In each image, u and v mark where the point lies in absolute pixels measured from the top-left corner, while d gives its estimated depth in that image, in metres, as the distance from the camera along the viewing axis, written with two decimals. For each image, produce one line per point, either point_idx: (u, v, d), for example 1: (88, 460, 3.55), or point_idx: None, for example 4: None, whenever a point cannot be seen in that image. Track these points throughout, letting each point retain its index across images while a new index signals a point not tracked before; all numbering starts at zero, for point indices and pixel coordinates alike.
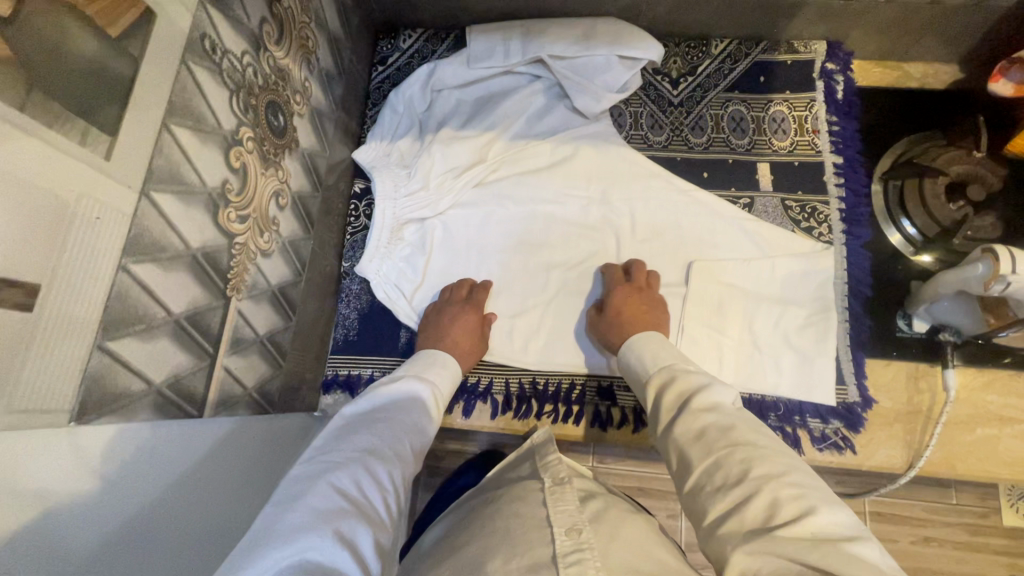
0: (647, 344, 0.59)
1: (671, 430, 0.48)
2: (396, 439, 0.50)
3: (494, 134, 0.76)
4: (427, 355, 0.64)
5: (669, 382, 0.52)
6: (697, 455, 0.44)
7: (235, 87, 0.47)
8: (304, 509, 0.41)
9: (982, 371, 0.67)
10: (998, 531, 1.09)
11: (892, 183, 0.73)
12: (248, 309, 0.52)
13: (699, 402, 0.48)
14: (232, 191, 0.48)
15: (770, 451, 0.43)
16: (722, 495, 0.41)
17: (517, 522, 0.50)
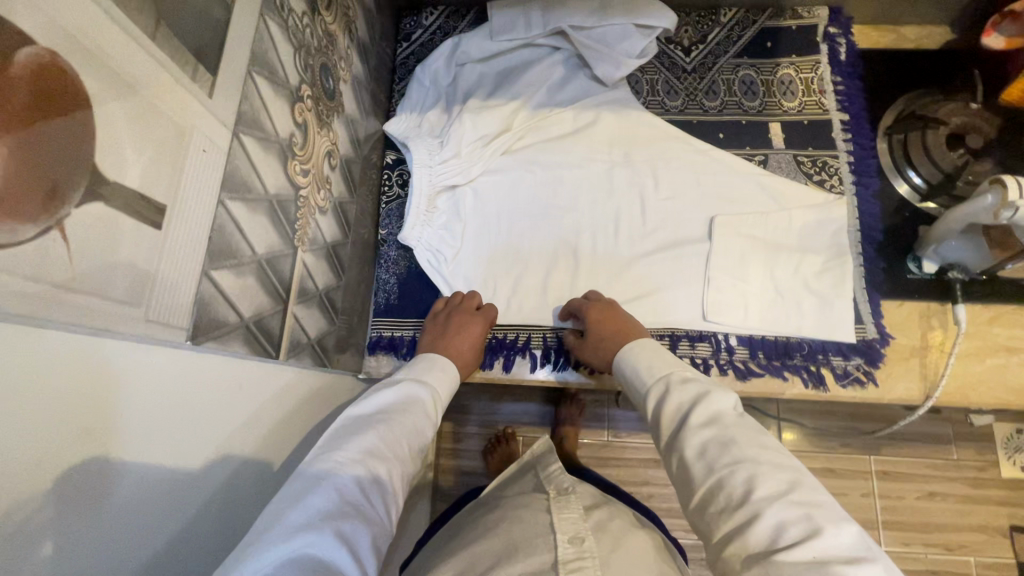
0: (639, 352, 0.57)
1: (675, 441, 0.47)
2: (399, 440, 0.49)
3: (519, 103, 0.79)
4: (428, 357, 0.62)
5: (668, 394, 0.51)
6: (699, 475, 0.44)
7: (297, 45, 0.49)
8: (306, 506, 0.40)
9: (986, 307, 0.72)
10: (996, 483, 1.17)
11: (896, 137, 0.78)
12: (310, 261, 0.54)
13: (696, 419, 0.46)
14: (297, 144, 0.50)
15: (772, 465, 0.42)
16: (726, 516, 0.41)
17: (528, 532, 0.57)
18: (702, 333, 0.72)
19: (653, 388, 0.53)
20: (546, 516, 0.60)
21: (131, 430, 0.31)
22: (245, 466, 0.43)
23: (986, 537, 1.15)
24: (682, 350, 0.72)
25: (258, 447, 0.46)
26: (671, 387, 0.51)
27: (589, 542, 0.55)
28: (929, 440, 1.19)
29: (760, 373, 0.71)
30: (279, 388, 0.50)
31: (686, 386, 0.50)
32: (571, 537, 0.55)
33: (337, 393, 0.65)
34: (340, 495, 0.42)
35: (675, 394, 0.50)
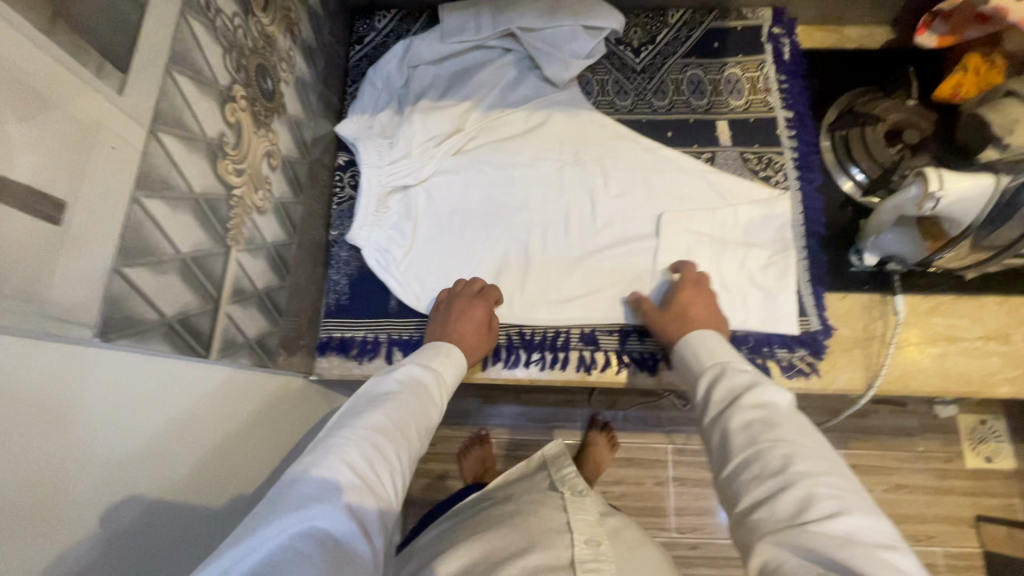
0: (708, 341, 0.61)
1: (719, 419, 0.52)
2: (404, 422, 0.53)
3: (470, 104, 0.80)
4: (435, 346, 0.65)
5: (720, 377, 0.55)
6: (740, 446, 0.48)
7: (228, 46, 0.49)
8: (315, 479, 0.44)
9: (926, 298, 0.74)
10: (960, 474, 1.19)
11: (837, 135, 0.80)
12: (246, 261, 0.55)
13: (747, 399, 0.51)
14: (229, 144, 0.50)
15: (809, 450, 0.46)
16: (758, 484, 0.45)
17: (542, 528, 0.60)
18: (650, 328, 0.74)
19: (706, 370, 0.57)
20: (560, 514, 0.63)
21: (47, 425, 0.32)
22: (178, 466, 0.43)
23: (954, 527, 1.17)
24: (631, 346, 0.73)
25: (192, 447, 0.46)
26: (728, 372, 0.55)
27: (603, 546, 0.58)
28: (894, 433, 1.22)
29: None
30: (217, 388, 0.50)
31: (738, 373, 0.55)
32: (587, 539, 0.58)
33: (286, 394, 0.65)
34: (347, 470, 0.46)
35: (727, 384, 0.54)
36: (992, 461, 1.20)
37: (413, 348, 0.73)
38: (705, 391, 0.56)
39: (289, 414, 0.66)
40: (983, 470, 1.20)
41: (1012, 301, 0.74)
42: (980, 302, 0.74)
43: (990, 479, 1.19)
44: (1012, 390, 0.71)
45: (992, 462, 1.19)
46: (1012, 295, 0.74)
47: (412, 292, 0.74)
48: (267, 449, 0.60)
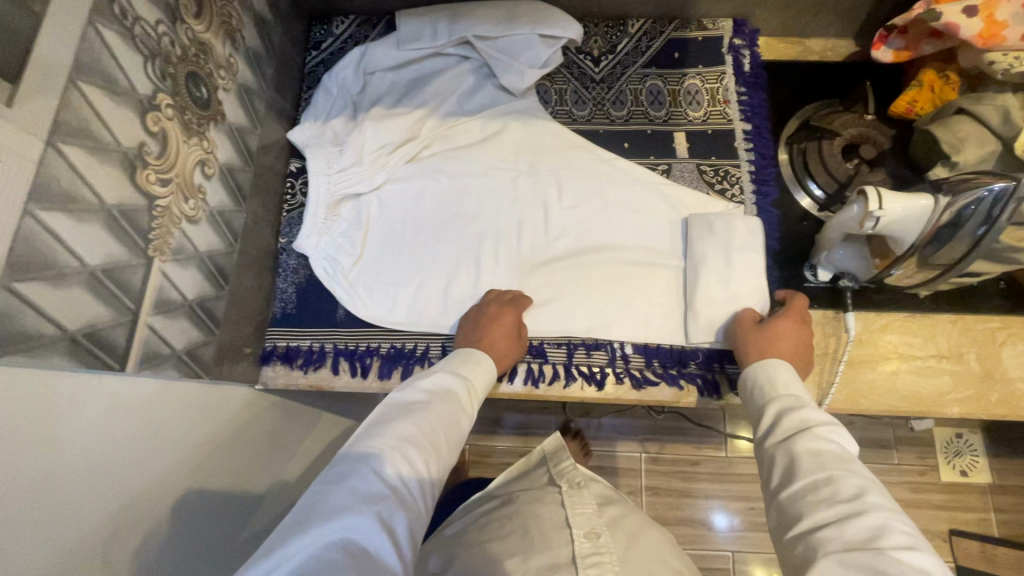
0: (779, 370, 0.59)
1: (784, 443, 0.51)
2: (432, 432, 0.54)
3: (425, 112, 0.79)
4: (465, 352, 0.65)
5: (789, 408, 0.54)
6: (811, 469, 0.48)
7: (149, 54, 0.49)
8: (346, 489, 0.46)
9: (880, 315, 0.74)
10: (937, 487, 1.20)
11: (796, 149, 0.80)
12: (173, 272, 0.54)
13: (822, 429, 0.51)
14: (151, 153, 0.50)
15: (880, 488, 0.46)
16: (827, 509, 0.45)
17: (545, 528, 0.61)
18: (598, 341, 0.73)
19: (772, 402, 0.56)
20: (561, 511, 0.64)
21: None
22: (102, 482, 0.43)
23: (928, 541, 1.17)
24: (579, 360, 0.73)
25: (118, 462, 0.45)
26: (801, 406, 0.54)
27: (603, 538, 0.59)
28: (871, 445, 1.22)
29: (655, 381, 0.72)
30: (152, 400, 0.50)
31: (810, 408, 0.53)
32: (587, 532, 0.60)
33: (231, 405, 0.65)
34: (377, 479, 0.47)
35: (799, 414, 0.53)
36: (968, 475, 1.20)
37: (359, 359, 0.72)
38: (770, 421, 0.55)
39: (234, 424, 0.65)
40: (959, 484, 1.20)
41: (966, 319, 0.73)
42: (934, 320, 0.73)
43: (966, 493, 1.19)
44: (963, 410, 0.70)
45: (968, 476, 1.20)
46: (967, 314, 0.73)
47: (359, 302, 0.73)
48: (217, 459, 0.60)
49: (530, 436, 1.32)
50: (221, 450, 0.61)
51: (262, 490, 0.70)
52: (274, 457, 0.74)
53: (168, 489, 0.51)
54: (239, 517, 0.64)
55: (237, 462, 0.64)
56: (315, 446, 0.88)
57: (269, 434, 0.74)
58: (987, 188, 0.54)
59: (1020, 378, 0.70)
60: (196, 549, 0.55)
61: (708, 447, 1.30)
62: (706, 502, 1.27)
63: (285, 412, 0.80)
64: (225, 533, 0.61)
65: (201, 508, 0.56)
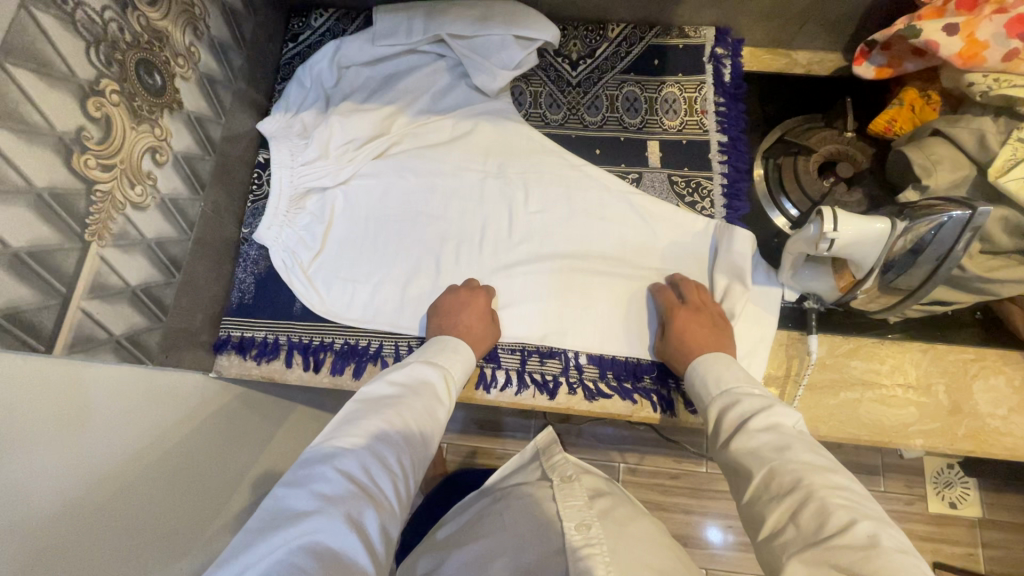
0: (707, 367, 0.60)
1: (728, 445, 0.51)
2: (407, 427, 0.53)
3: (396, 109, 0.79)
4: (441, 339, 0.65)
5: (733, 405, 0.54)
6: (755, 466, 0.47)
7: (93, 39, 0.49)
8: (311, 492, 0.45)
9: (847, 339, 0.71)
10: (924, 518, 1.16)
11: (771, 164, 0.77)
12: (115, 257, 0.54)
13: (756, 423, 0.50)
14: (92, 138, 0.50)
15: (825, 468, 0.45)
16: (777, 506, 0.44)
17: (536, 525, 0.59)
18: (553, 349, 0.72)
19: (713, 404, 0.56)
20: (552, 507, 0.61)
21: None
22: (13, 492, 0.42)
23: None
24: (533, 366, 0.71)
25: (42, 443, 0.45)
26: (737, 401, 0.54)
27: (594, 530, 0.55)
28: (857, 470, 1.19)
29: (608, 394, 0.70)
30: (73, 402, 0.49)
31: (746, 398, 0.54)
32: (578, 524, 0.56)
33: (183, 395, 0.65)
34: (346, 479, 0.46)
35: (740, 408, 0.53)
36: (957, 507, 1.16)
37: (312, 353, 0.72)
38: (713, 423, 0.55)
39: (190, 409, 0.65)
40: (947, 516, 1.16)
41: (937, 349, 0.70)
42: (903, 348, 0.70)
43: (952, 526, 1.15)
44: (927, 443, 0.67)
45: (957, 508, 1.16)
46: (939, 343, 0.70)
47: (317, 297, 0.73)
48: (169, 449, 0.60)
49: (508, 439, 1.31)
50: (173, 441, 0.61)
51: (226, 479, 0.70)
52: (239, 445, 0.74)
53: (105, 487, 0.51)
54: (202, 503, 0.64)
55: (198, 450, 0.65)
56: (284, 438, 0.88)
57: (231, 422, 0.74)
58: (947, 213, 0.52)
59: (989, 414, 0.67)
60: (151, 537, 0.56)
61: (689, 461, 1.28)
62: (685, 517, 1.25)
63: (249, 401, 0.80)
64: (189, 514, 0.62)
65: (155, 498, 0.57)
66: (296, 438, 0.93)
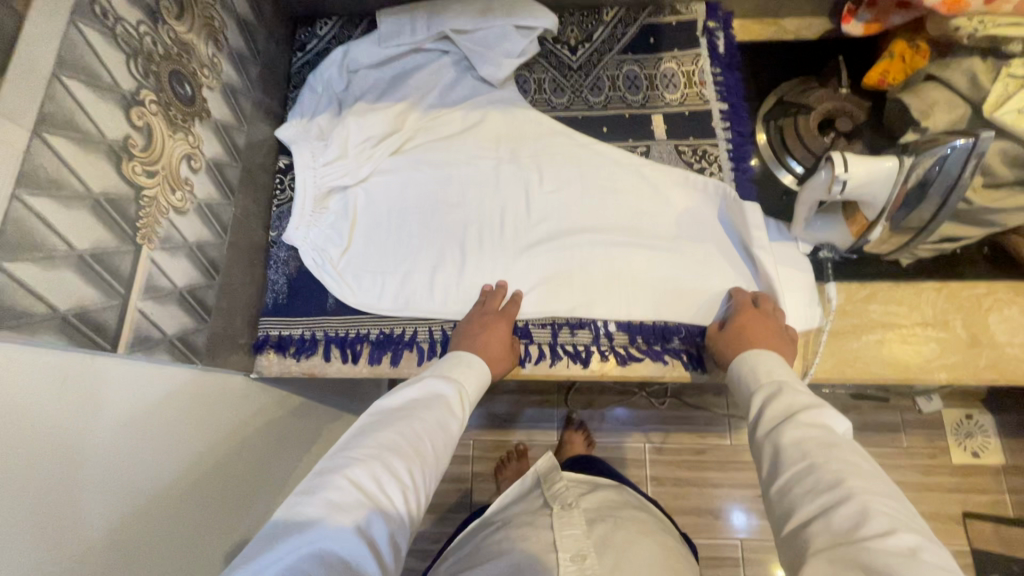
0: (759, 359, 0.60)
1: (771, 432, 0.52)
2: (418, 438, 0.54)
3: (407, 106, 0.82)
4: (457, 355, 0.66)
5: (777, 396, 0.55)
6: (795, 459, 0.48)
7: (132, 52, 0.52)
8: (322, 500, 0.46)
9: (863, 285, 0.74)
10: (949, 470, 1.18)
11: (773, 128, 0.80)
12: (162, 260, 0.56)
13: (805, 417, 0.51)
14: (136, 146, 0.52)
15: (862, 472, 0.46)
16: (813, 499, 0.45)
17: (533, 551, 0.61)
18: (582, 320, 0.74)
19: (760, 392, 0.57)
20: (548, 535, 0.64)
21: None
22: (80, 489, 0.44)
23: (942, 525, 1.15)
24: (564, 339, 0.74)
25: (108, 446, 0.47)
26: (782, 392, 0.55)
27: (589, 561, 0.59)
28: (879, 429, 1.21)
29: (639, 357, 0.72)
30: (135, 405, 0.51)
31: (796, 394, 0.54)
32: (574, 555, 0.60)
33: (227, 411, 0.67)
34: (356, 489, 0.48)
35: (784, 400, 0.54)
36: (980, 456, 1.18)
37: (349, 346, 0.74)
38: (756, 411, 0.56)
39: (234, 413, 0.68)
40: (972, 466, 1.18)
41: (950, 287, 0.73)
42: (918, 289, 0.73)
43: (977, 475, 1.17)
44: (951, 376, 0.70)
45: (981, 457, 1.18)
46: (951, 281, 0.73)
47: (349, 290, 0.75)
48: (213, 454, 0.62)
49: (532, 429, 1.33)
50: (214, 458, 0.62)
51: (263, 491, 0.72)
52: (276, 459, 0.76)
53: (150, 507, 0.52)
54: (242, 508, 0.67)
55: (237, 466, 0.67)
56: (322, 444, 0.90)
57: (274, 432, 0.76)
58: (950, 144, 0.55)
59: (1007, 343, 0.70)
60: (196, 541, 0.58)
61: (712, 436, 1.30)
62: (715, 492, 1.27)
63: (295, 410, 0.83)
64: (228, 525, 0.64)
65: (197, 515, 0.59)
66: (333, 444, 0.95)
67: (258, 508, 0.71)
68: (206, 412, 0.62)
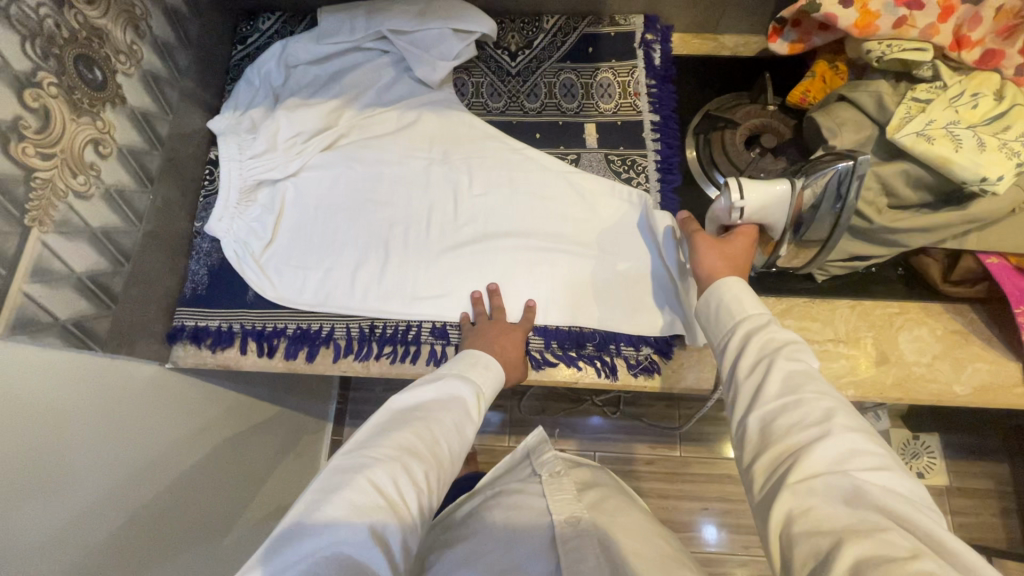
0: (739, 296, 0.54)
1: (754, 367, 0.48)
2: (436, 441, 0.51)
3: (342, 103, 0.82)
4: (472, 353, 0.63)
5: (762, 330, 0.50)
6: (778, 394, 0.45)
7: (29, 34, 0.52)
8: (343, 500, 0.44)
9: (780, 300, 0.75)
10: None
11: (702, 141, 0.81)
12: (57, 243, 0.56)
13: (786, 351, 0.48)
14: (29, 128, 0.52)
15: (838, 404, 0.44)
16: (801, 431, 0.42)
17: (525, 522, 0.60)
18: None
19: (738, 328, 0.52)
20: (542, 501, 0.63)
21: None
22: None
23: None
24: None
25: None
26: (767, 327, 0.51)
27: (584, 521, 0.58)
28: None
29: (554, 363, 0.72)
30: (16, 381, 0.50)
31: (778, 329, 0.50)
32: (568, 518, 0.58)
33: (167, 428, 0.70)
34: (375, 491, 0.45)
35: (766, 335, 0.50)
36: (925, 477, 1.19)
37: (266, 339, 0.74)
38: (736, 347, 0.51)
39: (143, 397, 0.67)
40: None
41: (864, 304, 0.74)
42: (833, 305, 0.74)
43: None
44: (859, 393, 0.70)
45: (925, 478, 1.19)
46: (865, 299, 0.74)
47: (269, 283, 0.75)
48: (116, 438, 0.61)
49: (482, 433, 1.33)
50: (150, 472, 0.66)
51: (199, 515, 0.75)
52: (212, 484, 0.78)
53: (77, 503, 0.55)
54: (152, 495, 0.66)
55: (173, 482, 0.70)
56: (250, 436, 0.89)
57: (196, 423, 0.76)
58: (835, 166, 0.58)
59: (914, 362, 0.71)
60: (96, 529, 0.57)
61: (662, 447, 1.30)
62: (663, 502, 1.26)
63: (235, 423, 0.85)
64: (162, 540, 0.67)
65: (131, 523, 0.62)
66: (264, 440, 0.94)
67: (177, 497, 0.70)
68: (143, 426, 0.66)
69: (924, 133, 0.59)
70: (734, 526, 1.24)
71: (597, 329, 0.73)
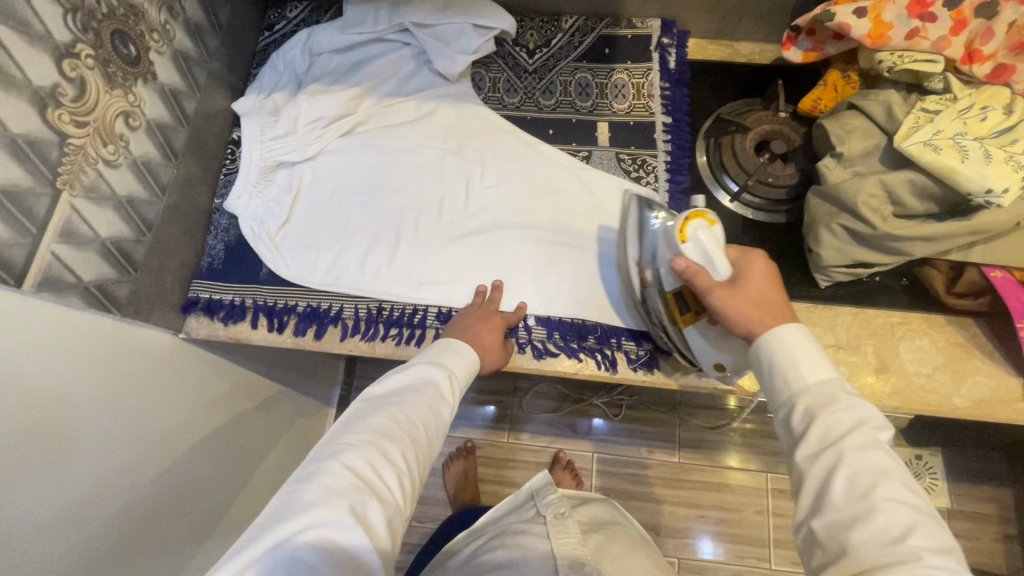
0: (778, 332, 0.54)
1: (813, 455, 0.45)
2: (411, 423, 0.52)
3: (362, 92, 0.85)
4: (439, 343, 0.63)
5: (829, 406, 0.47)
6: (849, 503, 0.42)
7: (70, 7, 0.55)
8: (318, 485, 0.45)
9: None
10: None
11: (712, 142, 0.83)
12: (85, 208, 0.58)
13: (853, 441, 0.44)
14: (66, 95, 0.55)
15: (918, 519, 0.41)
16: (869, 548, 0.40)
17: (527, 562, 0.59)
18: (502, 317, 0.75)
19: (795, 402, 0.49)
20: (545, 543, 0.62)
21: None
22: None
23: None
24: None
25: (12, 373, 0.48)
26: (832, 404, 0.47)
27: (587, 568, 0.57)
28: None
29: (555, 353, 0.74)
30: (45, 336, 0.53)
31: (843, 405, 0.46)
32: (570, 563, 0.57)
33: (178, 406, 0.72)
34: (350, 473, 0.46)
35: (827, 415, 0.46)
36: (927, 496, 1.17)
37: (276, 315, 0.76)
38: (800, 428, 0.47)
39: (156, 364, 0.69)
40: None
41: (866, 313, 0.74)
42: (835, 312, 0.75)
43: None
44: None
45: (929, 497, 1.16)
46: (869, 307, 0.75)
47: (282, 261, 0.77)
48: (127, 402, 0.63)
49: (481, 428, 1.33)
50: (156, 450, 0.68)
51: (200, 487, 0.77)
52: (212, 467, 0.80)
53: (85, 462, 0.57)
54: (157, 462, 0.68)
55: (177, 458, 0.72)
56: (253, 414, 0.91)
57: (202, 395, 0.77)
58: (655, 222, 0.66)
59: (915, 372, 0.71)
60: (101, 491, 0.59)
61: (661, 451, 1.30)
62: (659, 507, 1.26)
63: (241, 400, 0.87)
64: (162, 510, 0.69)
65: (133, 496, 0.64)
66: (266, 419, 0.96)
67: (179, 466, 0.72)
68: (155, 395, 0.68)
69: (930, 143, 0.60)
70: (728, 536, 1.23)
71: (599, 321, 0.74)
